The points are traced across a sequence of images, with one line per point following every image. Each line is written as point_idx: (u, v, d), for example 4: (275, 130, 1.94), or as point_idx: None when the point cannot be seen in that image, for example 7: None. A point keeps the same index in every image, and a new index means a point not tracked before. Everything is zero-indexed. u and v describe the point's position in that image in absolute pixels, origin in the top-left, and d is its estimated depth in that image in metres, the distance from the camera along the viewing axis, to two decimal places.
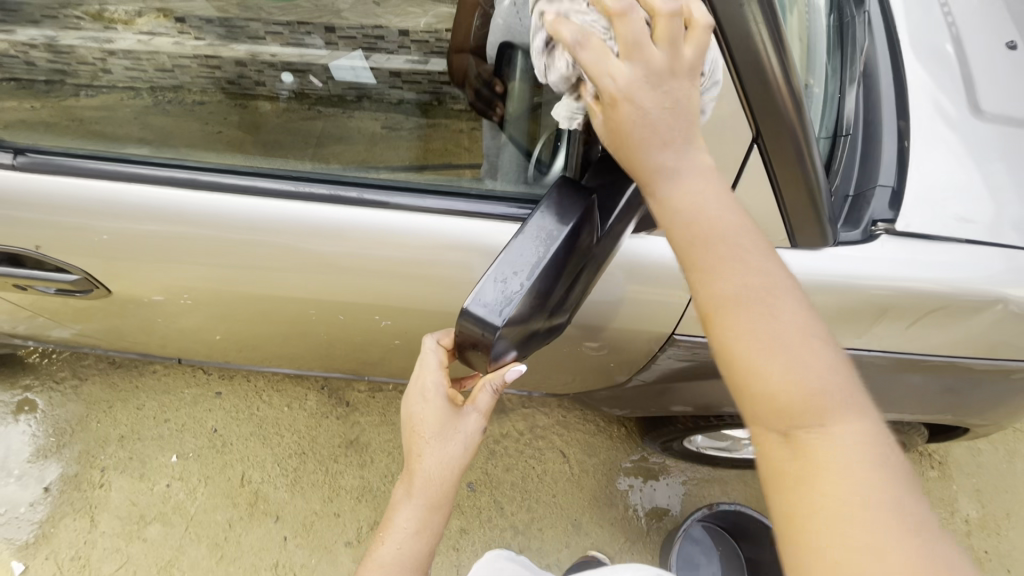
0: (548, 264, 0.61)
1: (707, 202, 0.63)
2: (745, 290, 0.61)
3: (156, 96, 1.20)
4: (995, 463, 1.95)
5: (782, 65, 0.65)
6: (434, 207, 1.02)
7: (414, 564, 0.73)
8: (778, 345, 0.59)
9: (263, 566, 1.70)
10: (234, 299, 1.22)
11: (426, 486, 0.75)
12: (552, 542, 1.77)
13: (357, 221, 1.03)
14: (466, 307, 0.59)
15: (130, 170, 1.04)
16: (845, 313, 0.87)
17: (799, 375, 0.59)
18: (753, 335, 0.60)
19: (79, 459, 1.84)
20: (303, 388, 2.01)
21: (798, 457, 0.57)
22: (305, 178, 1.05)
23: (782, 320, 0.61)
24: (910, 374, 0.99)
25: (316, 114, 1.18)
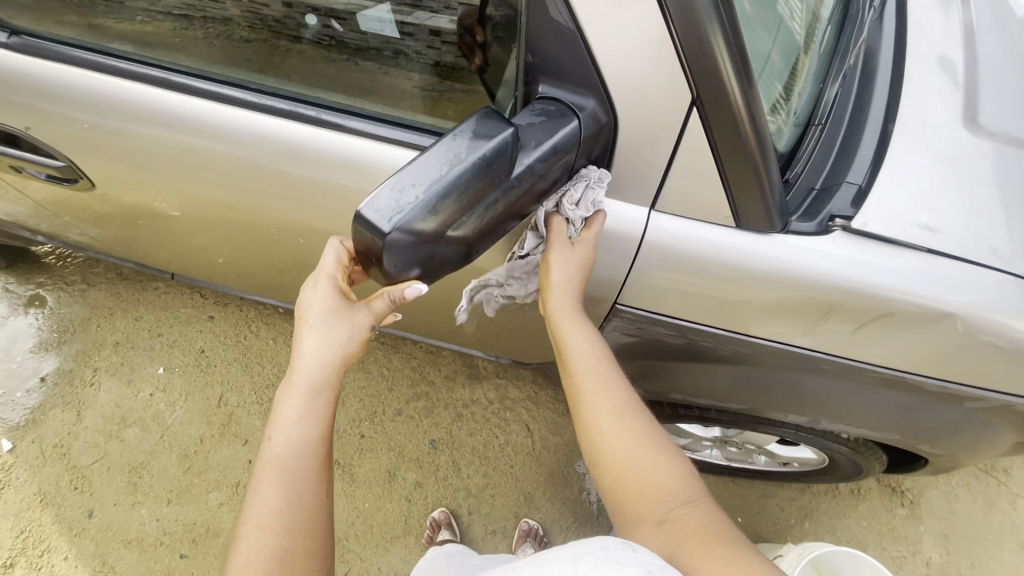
0: (457, 183, 0.60)
1: (591, 342, 0.85)
2: (614, 408, 0.82)
3: (205, 27, 1.13)
4: (970, 512, 1.88)
5: (732, 54, 0.64)
6: (387, 136, 1.04)
7: (305, 449, 0.78)
8: (642, 447, 0.78)
9: (225, 483, 1.79)
10: (218, 215, 1.28)
11: (314, 376, 0.83)
12: (502, 510, 1.81)
13: (322, 142, 1.07)
14: (362, 211, 0.57)
15: (121, 65, 1.10)
16: (788, 305, 0.86)
17: (658, 468, 0.76)
18: (625, 441, 0.79)
19: (76, 357, 1.96)
20: (291, 325, 2.07)
21: (671, 530, 0.69)
22: (276, 93, 1.09)
23: (641, 427, 0.81)
24: (855, 382, 0.97)
25: (352, 66, 1.10)
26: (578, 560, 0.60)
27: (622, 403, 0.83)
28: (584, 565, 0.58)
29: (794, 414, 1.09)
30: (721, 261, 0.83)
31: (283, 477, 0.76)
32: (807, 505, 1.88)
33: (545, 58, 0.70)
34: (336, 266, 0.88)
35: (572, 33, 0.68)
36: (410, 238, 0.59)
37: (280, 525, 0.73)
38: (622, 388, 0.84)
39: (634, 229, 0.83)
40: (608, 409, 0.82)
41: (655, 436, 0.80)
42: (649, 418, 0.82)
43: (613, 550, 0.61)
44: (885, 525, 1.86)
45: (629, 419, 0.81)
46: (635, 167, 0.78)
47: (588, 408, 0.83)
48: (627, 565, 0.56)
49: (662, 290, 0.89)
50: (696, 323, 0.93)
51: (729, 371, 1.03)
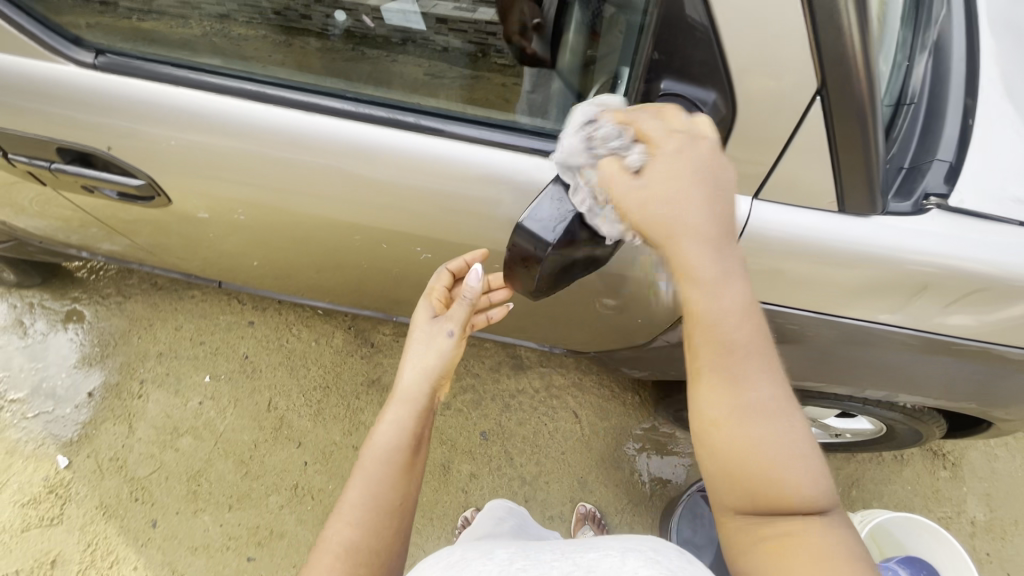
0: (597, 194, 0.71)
1: (720, 310, 0.64)
2: (751, 401, 0.65)
3: (201, 25, 1.08)
4: (1011, 471, 1.93)
5: (863, 35, 0.67)
6: (489, 139, 1.04)
7: (386, 454, 0.83)
8: (788, 445, 0.64)
9: (284, 486, 1.82)
10: (276, 222, 1.27)
11: (404, 388, 0.90)
12: (557, 495, 1.84)
13: (421, 146, 1.06)
14: (523, 222, 0.69)
15: (216, 80, 1.08)
16: (881, 286, 0.89)
17: (792, 458, 0.64)
18: (757, 437, 0.64)
19: (121, 369, 1.96)
20: (332, 326, 2.09)
21: (779, 542, 0.62)
22: (370, 100, 1.07)
23: (782, 424, 0.65)
24: (938, 355, 1.00)
25: (359, 56, 1.06)
26: (630, 553, 0.66)
27: (759, 398, 0.65)
28: (633, 562, 0.64)
29: (870, 389, 1.11)
30: (820, 245, 0.86)
31: (369, 476, 0.82)
32: (853, 472, 1.92)
33: (670, 55, 0.74)
34: (435, 287, 1.01)
35: (703, 29, 0.71)
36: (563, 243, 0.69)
37: (356, 517, 0.79)
38: (761, 382, 0.65)
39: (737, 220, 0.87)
40: (743, 403, 0.65)
41: (790, 424, 0.65)
42: (797, 420, 0.66)
43: (660, 555, 0.67)
44: (930, 488, 1.91)
45: (764, 417, 0.65)
46: (741, 161, 0.82)
47: (711, 395, 0.66)
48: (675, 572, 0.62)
49: (758, 274, 0.92)
50: (785, 307, 0.97)
51: (810, 352, 1.05)
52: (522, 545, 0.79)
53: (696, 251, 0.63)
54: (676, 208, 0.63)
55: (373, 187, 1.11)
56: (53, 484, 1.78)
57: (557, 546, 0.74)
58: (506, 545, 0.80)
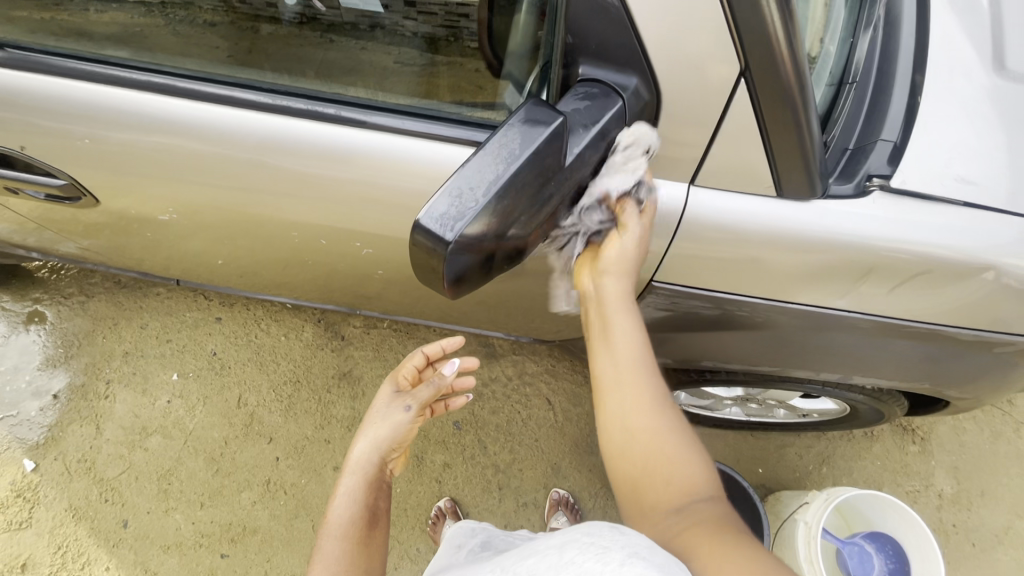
0: (511, 181, 0.62)
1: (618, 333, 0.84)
2: (640, 399, 0.80)
3: (166, 13, 1.13)
4: (978, 443, 1.96)
5: (782, 13, 0.66)
6: (411, 129, 1.00)
7: (347, 524, 0.88)
8: (667, 444, 0.76)
9: (256, 481, 1.81)
10: (224, 220, 1.23)
11: (359, 461, 0.96)
12: (531, 482, 1.85)
13: (344, 140, 1.02)
14: (421, 220, 0.60)
15: (115, 73, 1.04)
16: (825, 270, 0.89)
17: (679, 462, 0.74)
18: (647, 431, 0.77)
19: (86, 370, 1.93)
20: (301, 319, 2.06)
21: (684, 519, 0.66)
22: (287, 92, 1.04)
23: (665, 416, 0.79)
24: (888, 338, 1.00)
25: (328, 43, 1.10)
26: (566, 545, 0.64)
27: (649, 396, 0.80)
28: (570, 551, 0.62)
29: (825, 371, 1.12)
30: (760, 230, 0.86)
31: (329, 551, 0.85)
32: (824, 450, 1.94)
33: (586, 38, 0.71)
34: (398, 367, 1.08)
35: (615, 9, 0.69)
36: (468, 244, 0.62)
37: None
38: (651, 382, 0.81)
39: (674, 207, 0.86)
40: (635, 402, 0.80)
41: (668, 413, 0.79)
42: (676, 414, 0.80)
43: (600, 532, 0.63)
44: (899, 462, 1.93)
45: (653, 414, 0.79)
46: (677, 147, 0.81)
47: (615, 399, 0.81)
48: (612, 546, 0.59)
49: (703, 260, 0.92)
50: (733, 294, 0.96)
51: (764, 337, 1.05)
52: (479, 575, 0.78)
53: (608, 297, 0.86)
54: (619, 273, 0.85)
55: (311, 182, 1.07)
56: (20, 488, 1.76)
57: (505, 566, 0.73)
58: None
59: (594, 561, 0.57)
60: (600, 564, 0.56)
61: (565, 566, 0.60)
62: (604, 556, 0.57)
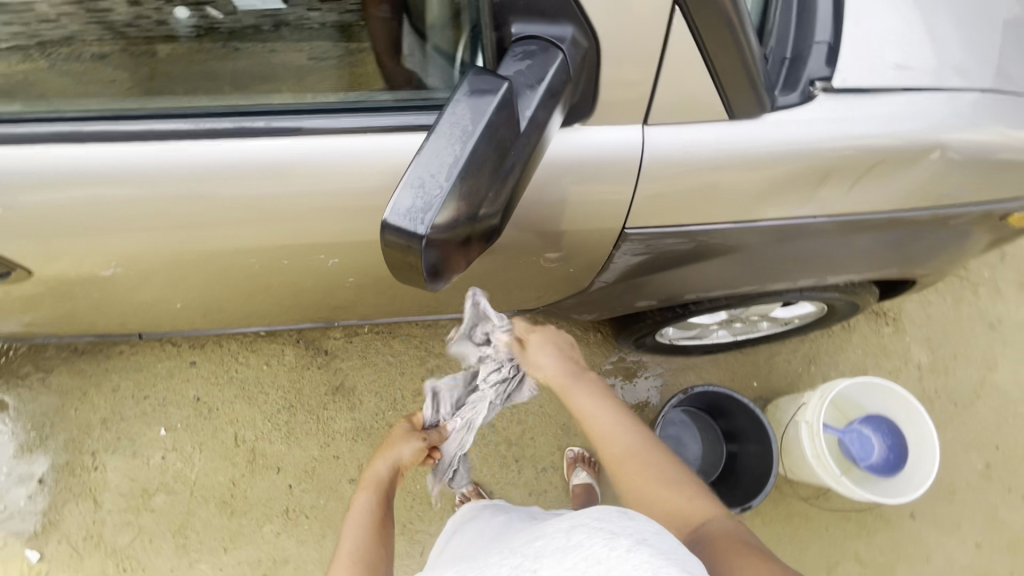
0: (470, 159, 0.60)
1: (589, 406, 1.06)
2: (630, 446, 1.01)
3: (46, 54, 0.98)
4: (944, 311, 2.09)
5: None
6: (350, 127, 0.96)
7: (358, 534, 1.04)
8: (665, 480, 0.97)
9: (275, 513, 1.79)
10: (173, 262, 1.16)
11: (371, 482, 1.13)
12: (545, 447, 1.88)
13: (283, 151, 0.97)
14: (388, 219, 0.58)
15: (22, 130, 0.95)
16: (788, 182, 0.91)
17: (682, 494, 0.94)
18: (646, 474, 0.98)
19: (66, 447, 1.84)
20: (279, 344, 1.99)
21: (707, 541, 0.86)
22: (206, 113, 0.97)
23: (656, 457, 1.00)
24: (855, 234, 1.04)
25: (234, 52, 1.00)
26: (572, 530, 0.69)
27: (637, 443, 1.02)
28: (577, 534, 0.67)
29: (800, 279, 1.16)
30: (717, 156, 0.87)
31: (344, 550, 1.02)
32: (809, 351, 2.03)
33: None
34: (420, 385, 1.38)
35: None
36: (440, 232, 0.59)
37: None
38: (634, 433, 1.03)
39: (632, 151, 0.86)
40: (628, 448, 1.01)
41: (657, 453, 1.01)
42: (664, 454, 1.01)
43: (605, 516, 0.69)
44: (878, 346, 2.04)
45: (642, 456, 1.00)
46: (624, 88, 0.80)
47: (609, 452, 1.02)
48: (619, 532, 0.65)
49: (669, 197, 0.92)
50: (704, 225, 0.97)
51: (740, 259, 1.07)
52: (481, 560, 0.81)
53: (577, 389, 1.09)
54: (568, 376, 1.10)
55: (256, 204, 1.02)
56: None
57: (511, 548, 0.78)
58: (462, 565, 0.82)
59: (603, 545, 0.63)
60: (609, 549, 0.62)
61: (573, 548, 0.65)
62: (613, 540, 0.63)
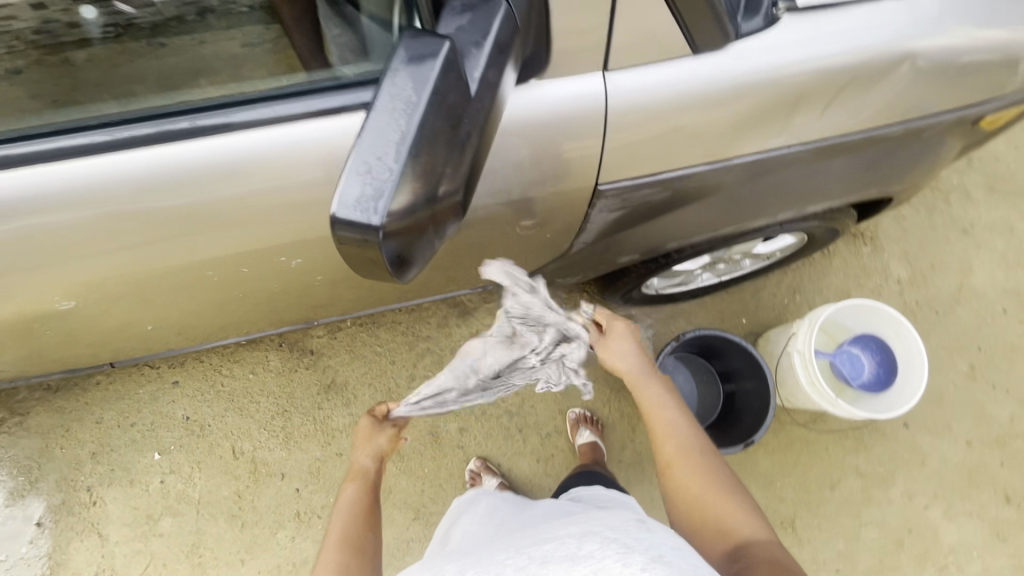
0: (419, 133, 0.54)
1: (657, 402, 1.16)
2: (686, 447, 1.08)
3: None
4: (918, 224, 2.11)
5: None
6: (287, 114, 0.89)
7: (346, 524, 1.05)
8: (712, 485, 1.01)
9: (286, 518, 1.78)
10: (129, 285, 1.09)
11: (356, 474, 1.15)
12: (546, 413, 1.89)
13: (215, 154, 0.90)
14: (337, 213, 0.52)
15: None
16: (760, 114, 0.88)
17: (725, 503, 0.98)
18: (695, 475, 1.03)
19: (59, 487, 1.78)
20: (262, 350, 1.94)
21: (741, 551, 0.89)
22: (126, 119, 0.88)
23: (707, 465, 1.05)
24: (832, 159, 1.01)
25: (160, 49, 0.92)
26: (585, 538, 0.72)
27: (693, 447, 1.08)
28: (588, 544, 0.70)
29: (781, 212, 1.14)
30: (684, 95, 0.83)
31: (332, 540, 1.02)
32: (793, 281, 2.04)
33: None
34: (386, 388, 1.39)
35: None
36: (398, 220, 0.54)
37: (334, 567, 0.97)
38: (692, 436, 1.10)
39: (596, 102, 0.81)
40: (684, 449, 1.07)
41: (711, 461, 1.06)
42: (719, 465, 1.05)
43: (621, 531, 0.73)
44: (859, 266, 2.07)
45: (694, 459, 1.06)
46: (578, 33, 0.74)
47: (665, 448, 1.09)
48: (634, 548, 0.68)
49: (639, 146, 0.87)
50: (679, 170, 0.93)
51: (719, 200, 1.04)
52: (487, 552, 0.84)
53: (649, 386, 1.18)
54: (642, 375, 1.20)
55: (203, 212, 0.95)
56: None
57: (515, 546, 0.80)
58: (464, 557, 0.84)
59: (616, 560, 0.65)
60: (622, 564, 0.65)
61: (584, 558, 0.67)
62: (626, 557, 0.66)
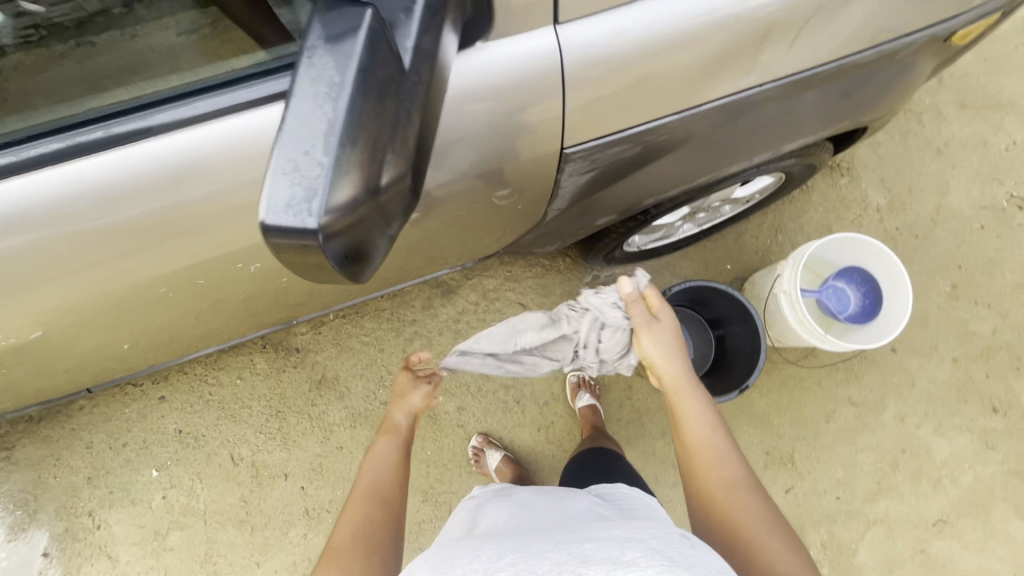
0: (349, 117, 0.49)
1: (699, 420, 1.07)
2: (730, 476, 0.99)
3: None
4: (893, 149, 2.09)
5: None
6: (214, 110, 0.83)
7: (381, 474, 1.12)
8: (759, 521, 0.92)
9: (295, 517, 1.78)
10: (88, 308, 1.03)
11: (395, 429, 1.23)
12: (542, 382, 1.88)
13: (147, 158, 0.85)
14: (266, 219, 0.47)
15: None
16: (725, 55, 0.84)
17: (774, 545, 0.89)
18: (741, 506, 0.94)
19: (60, 515, 1.76)
20: (246, 354, 1.89)
21: None
22: (35, 135, 0.81)
23: (754, 497, 0.96)
24: (805, 94, 0.97)
25: (91, 50, 0.81)
26: (627, 544, 0.72)
27: (739, 476, 0.99)
28: (631, 550, 0.70)
29: (756, 155, 1.10)
30: (639, 42, 0.79)
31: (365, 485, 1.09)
32: (774, 221, 2.03)
33: None
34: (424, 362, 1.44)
35: None
36: (341, 215, 0.49)
37: (371, 508, 1.04)
38: (735, 461, 1.01)
39: (551, 58, 0.77)
40: (730, 478, 0.99)
41: (756, 493, 0.97)
42: (764, 497, 0.96)
43: (664, 541, 0.74)
44: (837, 199, 2.05)
45: (738, 490, 0.97)
46: None
47: (707, 476, 1.00)
48: (679, 562, 0.69)
49: (600, 103, 0.83)
50: (648, 124, 0.89)
51: (693, 150, 1.00)
52: (517, 539, 0.82)
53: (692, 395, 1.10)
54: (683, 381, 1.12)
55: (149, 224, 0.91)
56: None
57: (548, 538, 0.79)
58: (491, 542, 0.82)
59: (662, 572, 0.66)
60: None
61: (629, 564, 0.68)
62: (672, 571, 0.67)
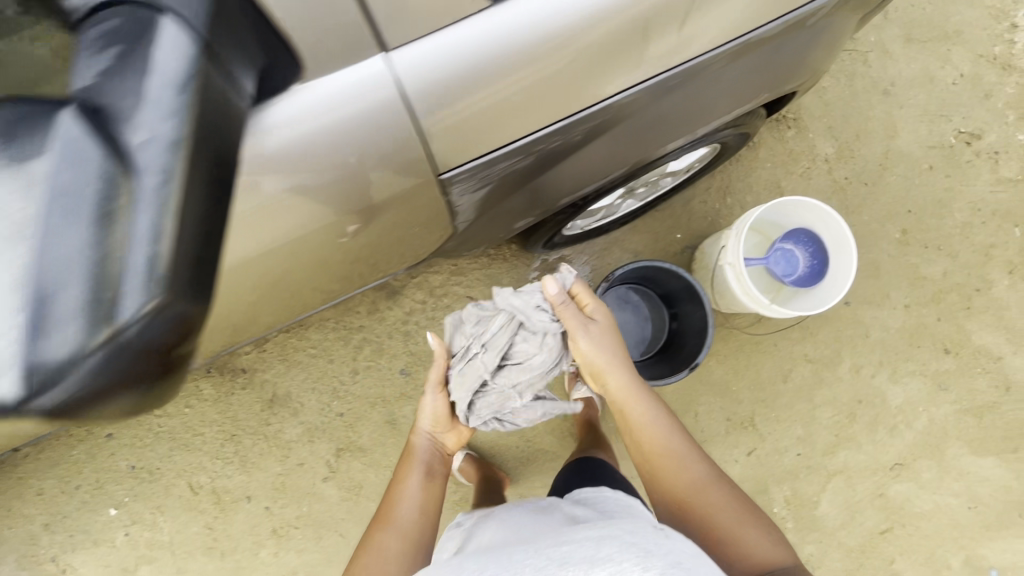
0: (36, 268, 0.53)
1: (654, 426, 1.11)
2: (695, 477, 1.03)
3: None
4: (839, 95, 2.01)
5: None
6: None
7: (405, 505, 1.16)
8: (730, 513, 0.98)
9: (264, 537, 1.77)
10: None
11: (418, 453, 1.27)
12: None
13: None
14: None
15: None
16: (603, 53, 0.86)
17: (747, 533, 0.95)
18: (712, 500, 1.00)
19: (22, 564, 1.72)
20: (191, 382, 1.81)
21: None
22: None
23: (721, 492, 1.01)
24: (702, 80, 0.99)
25: None
26: (602, 543, 0.72)
27: (702, 474, 1.04)
28: (607, 546, 0.70)
29: (671, 140, 1.13)
30: (496, 59, 0.82)
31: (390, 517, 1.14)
32: (722, 183, 1.96)
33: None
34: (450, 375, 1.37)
35: None
36: (76, 358, 0.55)
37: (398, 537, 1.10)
38: (695, 460, 1.06)
39: (385, 92, 0.79)
40: (694, 478, 1.03)
41: (720, 487, 1.02)
42: (729, 488, 1.03)
43: (638, 534, 0.74)
44: (785, 153, 1.99)
45: (704, 489, 1.01)
46: None
47: (674, 481, 1.03)
48: (651, 551, 0.69)
49: (473, 123, 0.87)
50: (535, 133, 0.94)
51: (595, 149, 1.04)
52: (504, 553, 0.82)
53: (638, 403, 1.14)
54: (630, 390, 1.15)
55: None
56: None
57: (530, 547, 0.79)
58: (474, 559, 0.82)
59: (634, 563, 0.66)
60: (642, 568, 0.66)
61: (605, 561, 0.68)
62: (647, 561, 0.67)
